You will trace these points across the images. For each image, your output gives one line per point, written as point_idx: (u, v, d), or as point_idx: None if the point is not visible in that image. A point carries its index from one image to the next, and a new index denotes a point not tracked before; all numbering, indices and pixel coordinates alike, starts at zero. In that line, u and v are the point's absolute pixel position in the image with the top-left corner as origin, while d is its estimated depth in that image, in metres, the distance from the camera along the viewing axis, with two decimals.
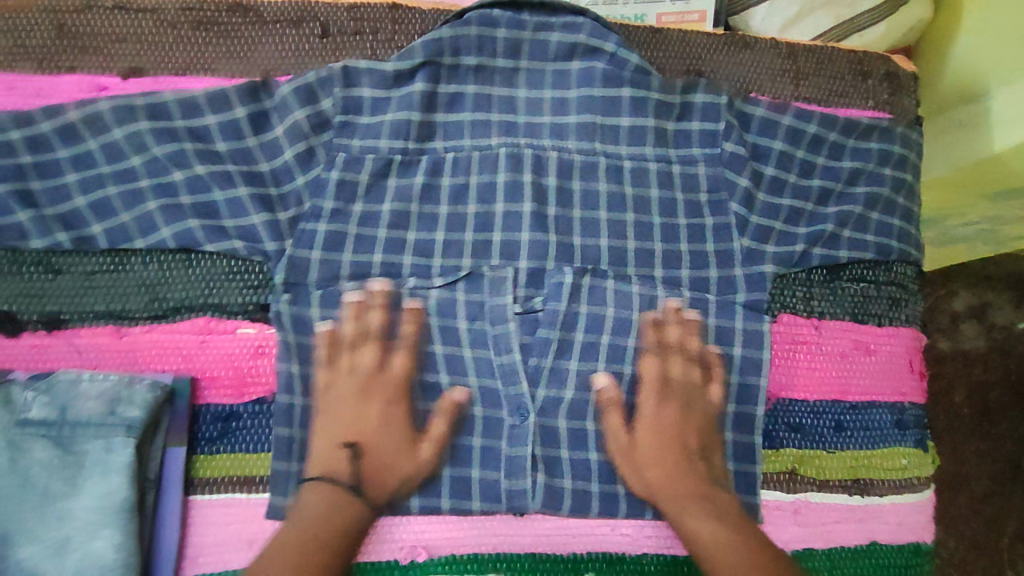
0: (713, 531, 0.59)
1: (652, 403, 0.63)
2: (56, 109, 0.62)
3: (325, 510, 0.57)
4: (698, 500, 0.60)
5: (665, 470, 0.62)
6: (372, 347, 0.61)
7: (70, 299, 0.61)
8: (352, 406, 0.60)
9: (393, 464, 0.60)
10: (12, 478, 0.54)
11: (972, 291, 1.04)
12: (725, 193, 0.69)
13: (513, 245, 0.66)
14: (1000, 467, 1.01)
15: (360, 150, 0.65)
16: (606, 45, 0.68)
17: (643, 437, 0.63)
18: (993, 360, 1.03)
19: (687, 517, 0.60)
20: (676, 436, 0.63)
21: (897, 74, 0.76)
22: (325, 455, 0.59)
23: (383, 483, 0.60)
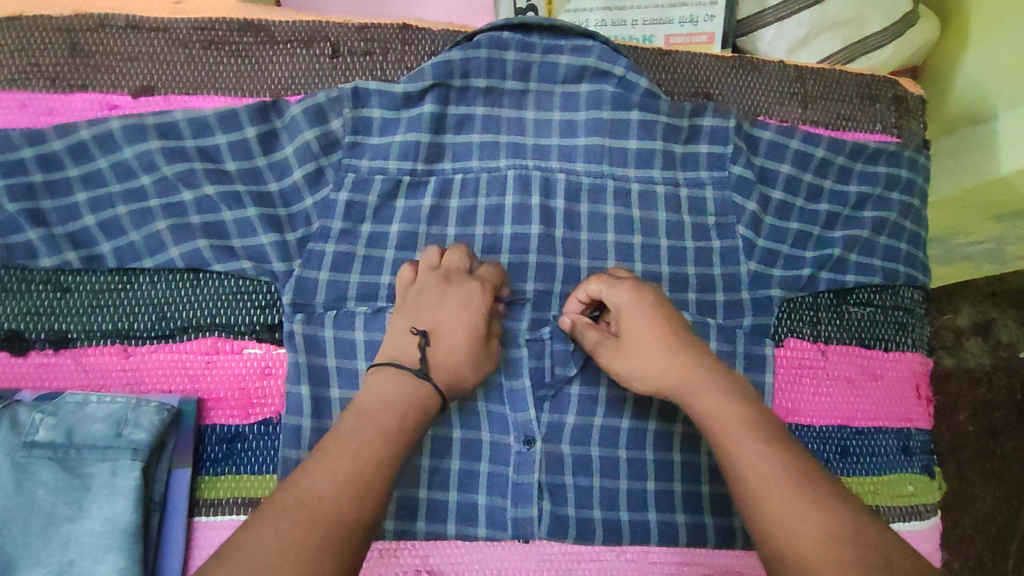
0: (728, 410, 0.54)
1: (626, 290, 0.61)
2: (67, 128, 0.62)
3: (392, 393, 0.55)
4: (705, 381, 0.56)
5: (659, 348, 0.58)
6: (462, 252, 0.63)
7: (78, 318, 0.61)
8: (432, 295, 0.60)
9: (467, 350, 0.58)
10: (16, 501, 0.52)
11: (977, 307, 1.05)
12: (733, 217, 0.69)
13: (521, 267, 0.66)
14: (1005, 485, 1.01)
15: (369, 171, 0.65)
16: (615, 69, 0.68)
17: (630, 325, 0.59)
18: (997, 379, 1.02)
19: (704, 397, 0.55)
20: (659, 315, 0.59)
21: (904, 98, 0.76)
22: (394, 345, 0.58)
23: (451, 370, 0.57)
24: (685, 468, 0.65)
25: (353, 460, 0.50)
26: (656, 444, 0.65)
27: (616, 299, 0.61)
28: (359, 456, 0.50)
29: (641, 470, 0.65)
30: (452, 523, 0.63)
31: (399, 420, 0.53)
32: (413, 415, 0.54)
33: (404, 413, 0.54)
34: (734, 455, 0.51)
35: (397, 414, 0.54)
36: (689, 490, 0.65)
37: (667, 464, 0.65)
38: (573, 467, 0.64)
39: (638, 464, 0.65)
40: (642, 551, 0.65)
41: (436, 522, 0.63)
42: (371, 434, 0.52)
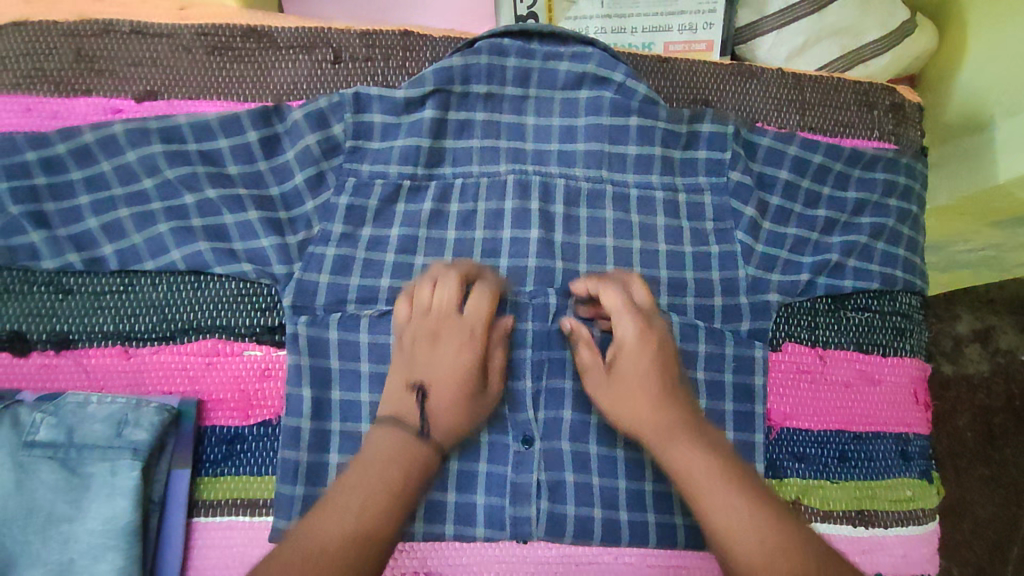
0: (701, 462, 0.56)
1: (629, 327, 0.62)
2: (72, 131, 0.63)
3: (390, 448, 0.57)
4: (682, 431, 0.58)
5: (648, 395, 0.60)
6: (453, 286, 0.63)
7: (80, 320, 0.62)
8: (425, 346, 0.62)
9: (462, 403, 0.60)
10: (17, 499, 0.51)
11: (976, 315, 1.06)
12: (731, 222, 0.70)
13: (521, 270, 0.67)
14: (1004, 491, 1.01)
15: (369, 175, 0.66)
16: (614, 75, 0.69)
17: (624, 370, 0.61)
18: (995, 385, 1.04)
19: (676, 448, 0.57)
20: (655, 361, 0.61)
21: (902, 105, 0.77)
22: (393, 398, 0.60)
23: (450, 425, 0.60)
24: None
25: (363, 507, 0.54)
26: None
27: (618, 340, 0.63)
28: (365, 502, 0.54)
29: (640, 471, 0.65)
30: (450, 523, 0.63)
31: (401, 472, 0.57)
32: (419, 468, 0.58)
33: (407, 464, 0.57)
34: (708, 509, 0.54)
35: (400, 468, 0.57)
36: None
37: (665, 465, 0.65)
38: (572, 465, 0.64)
39: (637, 465, 0.65)
40: (640, 554, 0.65)
41: (434, 523, 0.63)
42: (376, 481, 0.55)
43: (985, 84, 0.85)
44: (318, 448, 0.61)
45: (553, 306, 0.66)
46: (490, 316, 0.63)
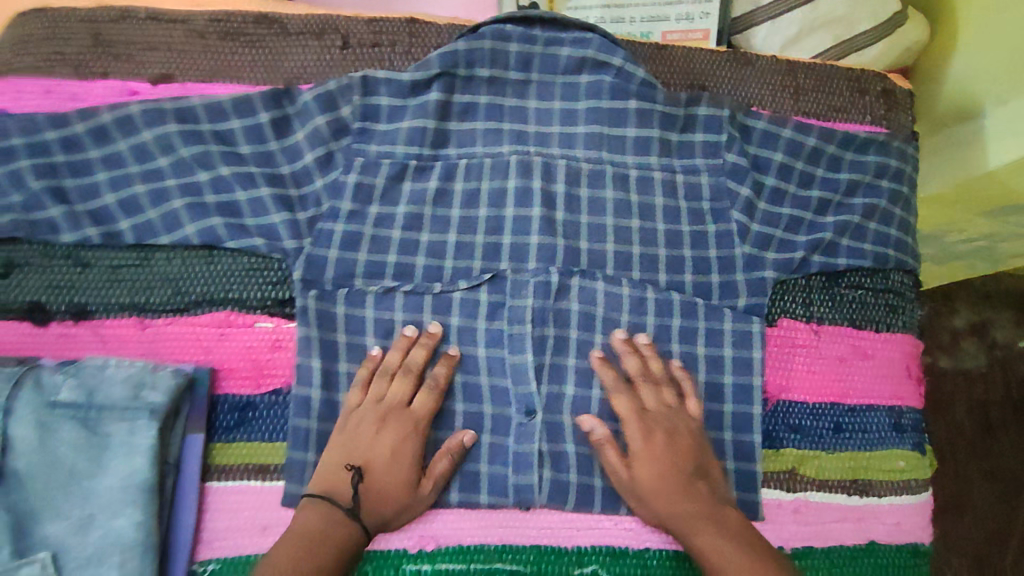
0: (724, 552, 0.60)
1: (637, 435, 0.65)
2: (90, 112, 0.65)
3: (321, 525, 0.59)
4: (705, 519, 0.62)
5: (665, 487, 0.63)
6: (406, 382, 0.64)
7: (97, 292, 0.64)
8: (368, 432, 0.62)
9: (389, 496, 0.61)
10: (40, 456, 0.54)
11: (974, 309, 1.15)
12: (727, 202, 0.72)
13: (523, 248, 0.69)
14: (1003, 484, 1.08)
15: (377, 155, 0.68)
16: (613, 60, 0.70)
17: (640, 472, 0.64)
18: (994, 378, 1.12)
19: (702, 536, 0.61)
20: (671, 460, 0.64)
21: (892, 91, 0.79)
22: (329, 477, 0.61)
23: (372, 511, 0.61)
24: None
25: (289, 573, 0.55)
26: None
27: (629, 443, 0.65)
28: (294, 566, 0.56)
29: None
30: (454, 491, 0.66)
31: (329, 546, 0.58)
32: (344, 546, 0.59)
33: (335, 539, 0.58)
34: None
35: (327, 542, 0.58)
36: None
37: None
38: (573, 437, 0.67)
39: None
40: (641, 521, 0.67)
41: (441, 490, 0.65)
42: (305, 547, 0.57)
43: (970, 76, 0.88)
44: (328, 417, 0.64)
45: (554, 283, 0.68)
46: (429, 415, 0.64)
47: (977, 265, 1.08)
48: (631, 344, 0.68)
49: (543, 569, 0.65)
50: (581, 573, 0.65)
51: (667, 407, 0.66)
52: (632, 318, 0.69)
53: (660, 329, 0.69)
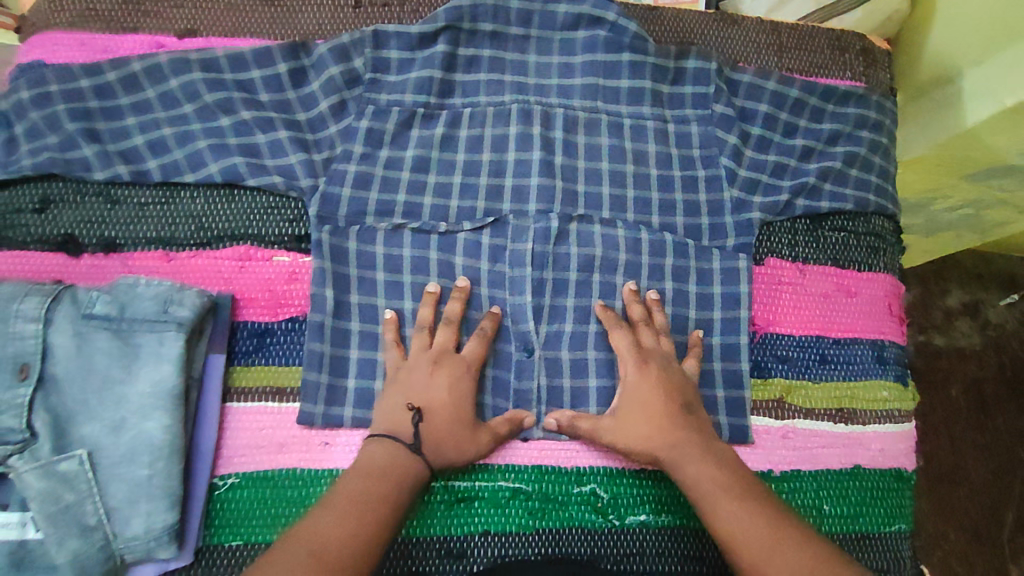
0: (709, 477, 0.62)
1: (632, 366, 0.67)
2: (121, 61, 0.70)
3: (387, 461, 0.61)
4: (693, 447, 0.64)
5: (653, 417, 0.65)
6: (449, 331, 0.68)
7: (126, 226, 0.68)
8: (423, 374, 0.65)
9: (455, 437, 0.64)
10: (77, 362, 0.59)
11: (966, 291, 1.30)
12: (716, 149, 0.76)
13: (524, 190, 0.73)
14: (997, 458, 1.23)
15: (387, 103, 0.73)
16: (607, 15, 0.75)
17: (629, 399, 0.67)
18: (986, 356, 1.27)
19: (687, 464, 0.63)
20: (662, 390, 0.66)
21: (872, 50, 0.83)
22: (391, 417, 0.63)
23: (437, 450, 0.63)
24: None
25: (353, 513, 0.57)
26: None
27: (623, 373, 0.68)
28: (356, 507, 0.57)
29: None
30: None
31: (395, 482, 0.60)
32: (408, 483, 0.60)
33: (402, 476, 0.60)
34: (715, 520, 0.60)
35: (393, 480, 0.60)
36: None
37: None
38: (570, 370, 0.71)
39: None
40: None
41: None
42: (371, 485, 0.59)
43: (953, 43, 0.91)
44: (339, 344, 0.68)
45: (554, 227, 0.72)
46: (479, 359, 0.67)
47: (966, 237, 1.17)
48: (638, 296, 0.71)
49: (544, 487, 0.69)
50: (579, 491, 0.69)
51: (660, 348, 0.69)
52: (629, 257, 0.73)
53: (654, 267, 0.73)
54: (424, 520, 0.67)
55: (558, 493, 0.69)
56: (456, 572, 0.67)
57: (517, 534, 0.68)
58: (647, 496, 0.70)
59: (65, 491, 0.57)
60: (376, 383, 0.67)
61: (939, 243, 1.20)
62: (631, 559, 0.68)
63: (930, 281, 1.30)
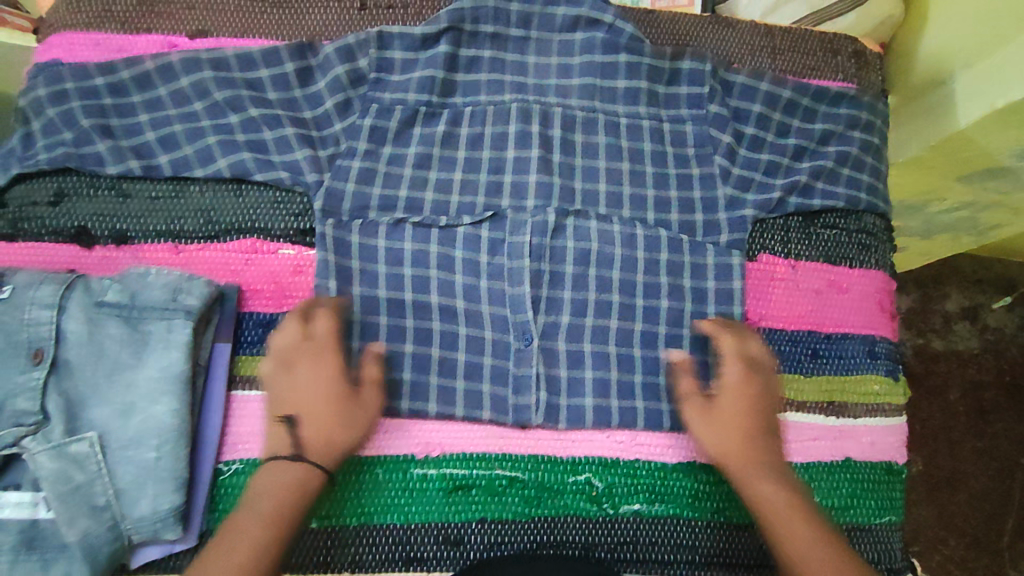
0: (779, 495, 0.63)
1: (736, 372, 0.68)
2: (135, 60, 0.72)
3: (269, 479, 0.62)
4: (768, 466, 0.65)
5: (740, 426, 0.67)
6: (296, 325, 0.66)
7: (138, 219, 0.71)
8: (283, 378, 0.65)
9: (340, 418, 0.65)
10: (89, 348, 0.61)
11: (964, 294, 1.31)
12: (710, 148, 0.78)
13: (522, 186, 0.75)
14: (996, 463, 1.24)
15: (391, 102, 0.75)
16: (604, 18, 0.77)
17: (726, 400, 0.68)
18: (985, 359, 1.28)
19: (761, 481, 0.65)
20: (758, 401, 0.68)
21: (863, 52, 0.85)
22: (272, 441, 0.64)
23: (326, 449, 0.64)
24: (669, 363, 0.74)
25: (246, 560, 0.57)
26: (643, 342, 0.74)
27: (721, 374, 0.69)
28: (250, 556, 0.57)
29: (630, 364, 0.73)
30: (459, 405, 0.71)
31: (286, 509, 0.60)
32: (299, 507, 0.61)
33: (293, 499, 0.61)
34: (785, 541, 0.61)
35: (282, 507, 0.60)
36: (673, 383, 0.73)
37: (653, 359, 0.74)
38: (566, 361, 0.72)
39: (627, 358, 0.73)
40: (630, 434, 0.72)
41: (446, 404, 0.71)
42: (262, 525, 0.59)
43: (947, 46, 0.93)
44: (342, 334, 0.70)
45: (550, 222, 0.74)
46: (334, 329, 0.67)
47: (963, 239, 1.19)
48: (721, 325, 0.72)
49: (540, 476, 0.70)
50: (575, 480, 0.71)
51: (765, 360, 0.70)
52: (625, 253, 0.75)
53: (649, 262, 0.75)
54: (420, 508, 0.69)
55: (554, 482, 0.71)
56: (452, 559, 0.68)
57: (512, 522, 0.69)
58: (642, 486, 0.71)
59: (76, 472, 0.59)
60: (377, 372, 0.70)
61: (935, 245, 1.22)
62: (625, 548, 0.70)
63: (929, 285, 1.31)
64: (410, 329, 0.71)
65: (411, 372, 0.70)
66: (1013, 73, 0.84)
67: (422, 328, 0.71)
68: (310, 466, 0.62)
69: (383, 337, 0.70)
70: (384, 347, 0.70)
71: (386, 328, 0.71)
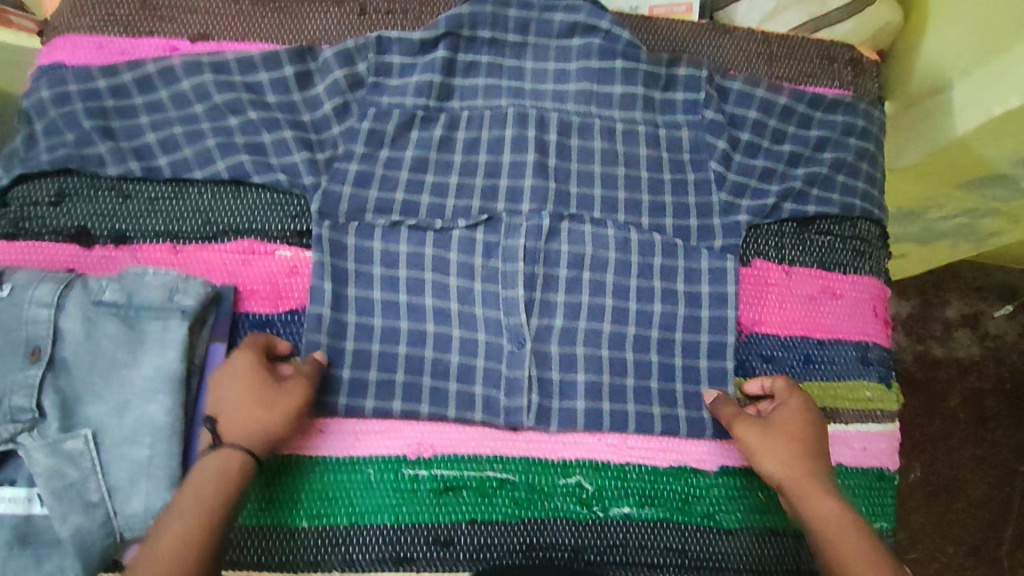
0: (840, 518, 0.62)
1: (796, 401, 0.70)
2: (137, 63, 0.73)
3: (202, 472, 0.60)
4: (828, 489, 0.65)
5: (801, 446, 0.67)
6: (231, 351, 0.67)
7: (137, 220, 0.72)
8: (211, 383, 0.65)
9: (260, 403, 0.62)
10: (85, 347, 0.62)
11: (965, 302, 1.31)
12: (706, 153, 0.78)
13: (518, 190, 0.75)
14: (996, 472, 1.24)
15: (388, 106, 0.75)
16: (601, 24, 0.78)
17: (785, 422, 0.68)
18: (986, 367, 1.28)
19: (824, 502, 0.64)
20: (817, 429, 0.69)
21: (860, 60, 0.85)
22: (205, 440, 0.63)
23: (250, 437, 0.61)
24: (661, 367, 0.74)
25: (178, 550, 0.55)
26: (635, 346, 0.74)
27: (783, 401, 0.70)
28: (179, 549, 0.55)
29: (622, 368, 0.74)
30: (451, 407, 0.71)
31: (218, 501, 0.58)
32: (234, 498, 0.59)
33: (228, 490, 0.59)
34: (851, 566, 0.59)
35: (214, 496, 0.59)
36: (665, 387, 0.74)
37: (645, 363, 0.74)
38: (559, 365, 0.73)
39: (619, 362, 0.74)
40: (621, 437, 0.73)
41: (438, 405, 0.71)
42: (193, 516, 0.57)
43: (946, 54, 0.92)
44: (336, 334, 0.70)
45: (545, 226, 0.75)
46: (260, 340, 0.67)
47: (964, 246, 1.18)
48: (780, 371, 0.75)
49: (531, 478, 0.71)
50: (565, 483, 0.71)
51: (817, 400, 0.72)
52: (619, 257, 0.75)
53: (643, 266, 0.75)
54: (410, 508, 0.69)
55: (545, 484, 0.71)
56: (442, 560, 0.69)
57: (502, 523, 0.70)
58: (632, 489, 0.72)
59: (70, 469, 0.60)
60: (370, 373, 0.70)
61: (935, 252, 1.21)
62: (614, 551, 0.70)
63: (931, 293, 1.31)
64: (404, 331, 0.72)
65: (404, 373, 0.71)
66: (1011, 80, 0.84)
67: (416, 330, 0.72)
68: (231, 450, 0.61)
69: (377, 338, 0.71)
70: (378, 349, 0.71)
71: (380, 330, 0.72)
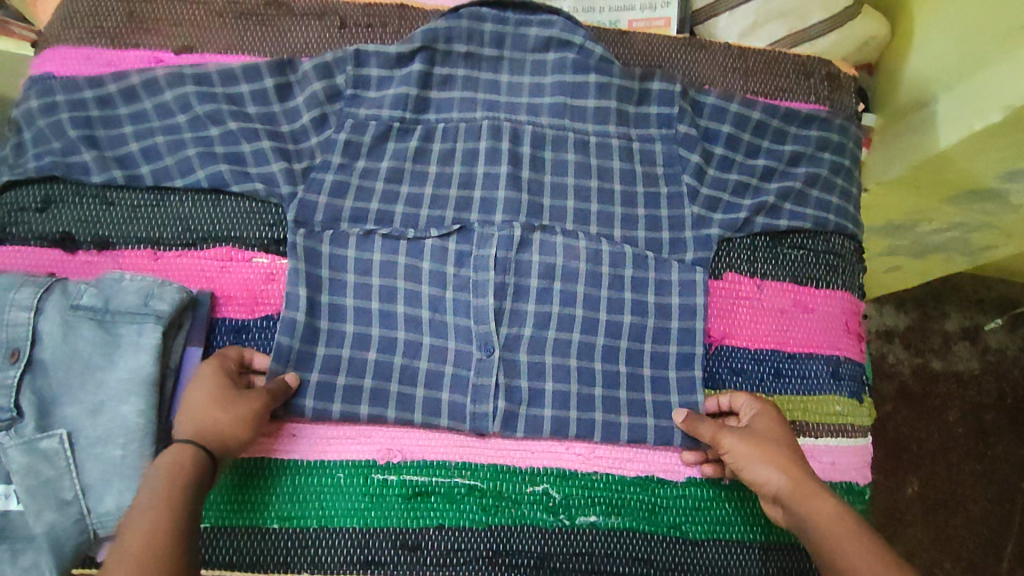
0: (832, 508, 0.60)
1: (766, 412, 0.71)
2: (122, 74, 0.76)
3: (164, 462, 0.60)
4: (818, 486, 0.63)
5: (782, 446, 0.66)
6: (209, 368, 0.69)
7: (119, 226, 0.74)
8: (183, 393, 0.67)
9: (220, 405, 0.64)
10: (62, 349, 0.65)
11: (965, 314, 1.30)
12: (679, 167, 0.79)
13: (491, 201, 0.77)
14: (997, 487, 1.22)
15: (365, 117, 0.77)
16: (575, 39, 0.79)
17: (761, 427, 0.69)
18: (986, 381, 1.27)
19: (816, 497, 0.61)
20: (791, 435, 0.69)
21: (837, 76, 0.85)
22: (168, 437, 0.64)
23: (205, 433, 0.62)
24: (630, 377, 0.75)
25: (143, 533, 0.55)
26: (604, 357, 0.75)
27: (755, 411, 0.71)
28: (148, 544, 0.54)
29: (591, 378, 0.74)
30: (418, 412, 0.72)
31: (177, 485, 0.58)
32: (191, 483, 0.59)
33: (183, 481, 0.59)
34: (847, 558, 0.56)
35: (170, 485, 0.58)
36: (633, 397, 0.75)
37: (614, 374, 0.75)
38: (528, 373, 0.74)
39: (588, 372, 0.74)
40: (589, 447, 0.74)
41: (407, 412, 0.72)
42: (156, 511, 0.56)
43: (929, 69, 0.93)
44: (307, 340, 0.72)
45: (516, 237, 0.76)
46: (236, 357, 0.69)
47: (956, 259, 1.17)
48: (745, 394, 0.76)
49: (498, 486, 0.72)
50: (532, 491, 0.72)
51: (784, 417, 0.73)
52: (590, 267, 0.76)
53: (614, 277, 0.76)
54: (380, 512, 0.70)
55: (511, 491, 0.72)
56: (409, 564, 0.70)
57: (469, 529, 0.71)
58: (599, 499, 0.73)
59: (45, 467, 0.62)
60: (339, 378, 0.72)
61: (927, 265, 1.20)
62: (579, 559, 0.71)
63: (927, 304, 1.30)
64: (375, 337, 0.73)
65: (373, 379, 0.72)
66: (986, 97, 0.84)
67: (387, 337, 0.74)
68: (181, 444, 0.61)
69: (348, 344, 0.73)
70: (349, 355, 0.72)
71: (352, 335, 0.73)
